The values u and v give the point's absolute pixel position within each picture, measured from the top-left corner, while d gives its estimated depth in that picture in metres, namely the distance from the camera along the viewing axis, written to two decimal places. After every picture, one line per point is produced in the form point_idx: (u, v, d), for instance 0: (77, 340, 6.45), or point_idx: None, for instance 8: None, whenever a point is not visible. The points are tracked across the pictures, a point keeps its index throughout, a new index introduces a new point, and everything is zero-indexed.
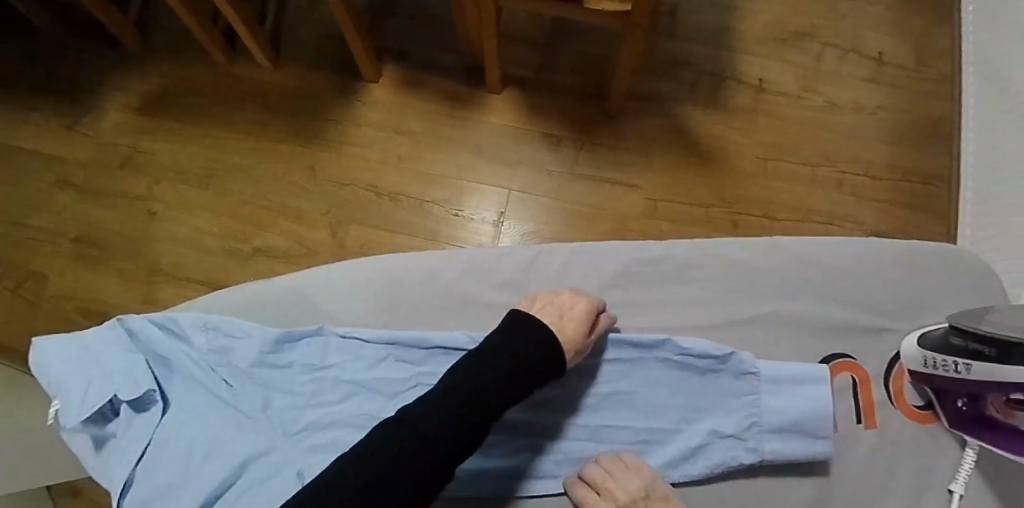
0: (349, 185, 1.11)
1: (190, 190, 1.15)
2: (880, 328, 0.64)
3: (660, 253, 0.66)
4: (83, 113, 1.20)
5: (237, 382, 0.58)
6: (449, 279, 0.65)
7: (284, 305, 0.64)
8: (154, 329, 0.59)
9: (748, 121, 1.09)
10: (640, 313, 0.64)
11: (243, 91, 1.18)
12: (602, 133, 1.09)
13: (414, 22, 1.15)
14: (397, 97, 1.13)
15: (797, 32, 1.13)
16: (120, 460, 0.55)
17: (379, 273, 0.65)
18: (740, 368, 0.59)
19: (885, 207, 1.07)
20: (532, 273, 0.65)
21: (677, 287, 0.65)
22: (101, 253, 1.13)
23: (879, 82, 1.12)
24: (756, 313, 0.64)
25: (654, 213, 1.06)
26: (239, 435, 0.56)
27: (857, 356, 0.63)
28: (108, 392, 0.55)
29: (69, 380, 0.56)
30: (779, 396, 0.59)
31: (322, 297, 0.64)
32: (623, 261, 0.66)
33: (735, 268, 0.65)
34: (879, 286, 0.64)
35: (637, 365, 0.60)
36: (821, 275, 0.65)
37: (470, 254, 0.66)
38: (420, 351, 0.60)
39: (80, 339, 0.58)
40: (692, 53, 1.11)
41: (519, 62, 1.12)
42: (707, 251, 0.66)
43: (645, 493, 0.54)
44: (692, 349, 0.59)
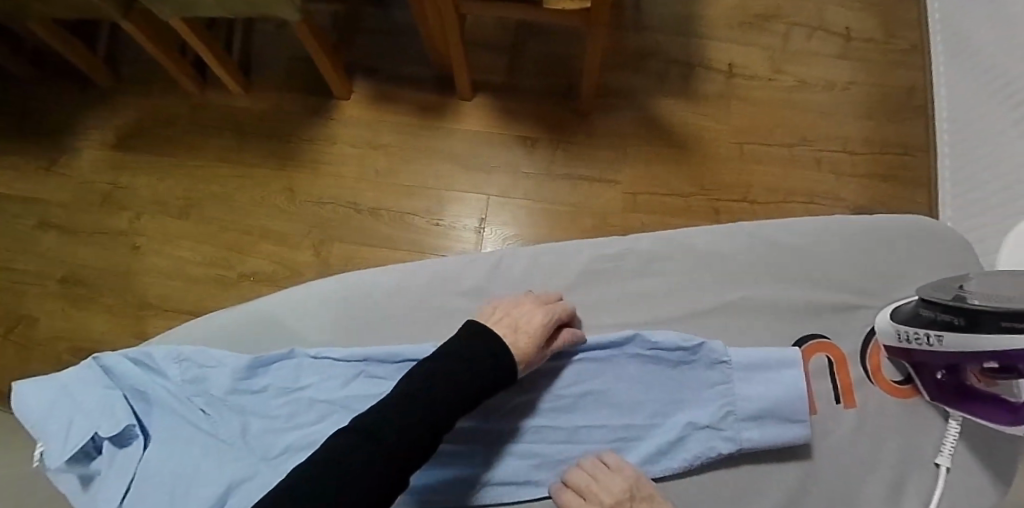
0: (328, 203, 1.11)
1: (171, 221, 1.15)
2: (855, 305, 0.63)
3: (624, 248, 0.66)
4: (59, 154, 1.20)
5: (214, 410, 0.58)
6: (415, 290, 0.65)
7: (255, 330, 0.64)
8: (130, 366, 0.60)
9: (721, 107, 1.09)
10: (613, 309, 0.64)
11: (216, 119, 1.19)
12: (577, 130, 1.09)
13: (381, 36, 1.15)
14: (370, 112, 1.13)
15: (763, 14, 1.13)
16: (106, 498, 0.54)
17: (345, 290, 0.65)
18: (712, 357, 0.59)
19: (865, 181, 1.06)
20: (497, 278, 0.66)
21: (644, 281, 0.65)
22: (88, 292, 1.13)
23: (848, 57, 1.12)
24: (727, 300, 0.64)
25: (635, 206, 1.05)
26: (219, 463, 0.56)
27: (832, 336, 0.63)
28: (88, 429, 0.55)
29: (47, 422, 0.56)
30: (751, 382, 0.59)
31: (291, 319, 0.65)
32: (586, 258, 0.66)
33: (700, 256, 0.65)
34: (844, 263, 0.65)
35: (608, 363, 0.60)
36: (785, 258, 0.65)
37: (434, 265, 0.66)
38: (392, 365, 0.60)
39: (57, 380, 0.58)
40: (659, 44, 1.11)
41: (488, 67, 1.12)
42: (672, 242, 0.66)
43: (630, 492, 0.53)
44: (661, 342, 0.60)
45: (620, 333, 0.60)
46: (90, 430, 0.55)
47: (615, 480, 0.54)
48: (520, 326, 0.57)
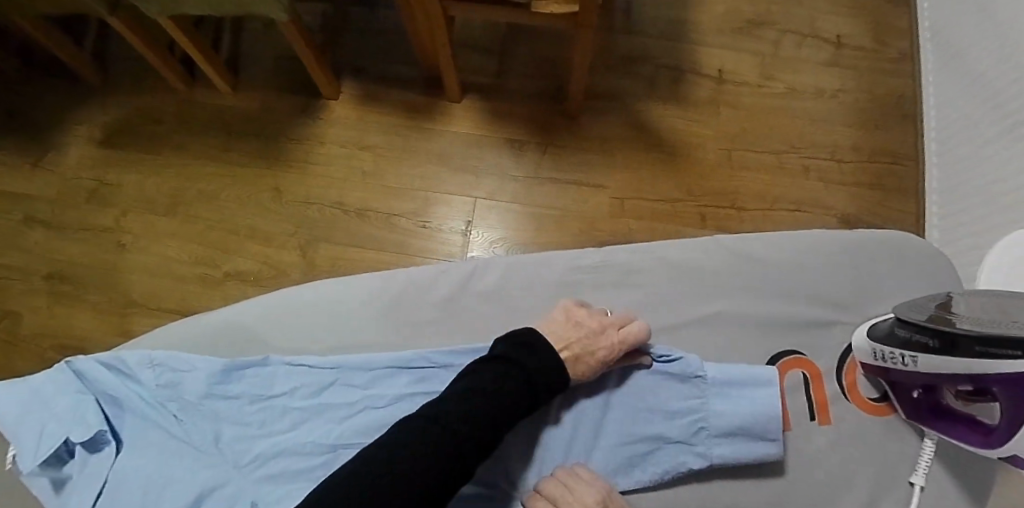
0: (315, 204, 1.11)
1: (158, 219, 1.15)
2: (834, 321, 0.63)
3: (597, 260, 0.66)
4: (46, 149, 1.20)
5: (187, 416, 0.58)
6: (389, 298, 0.65)
7: (228, 337, 0.64)
8: (102, 369, 0.59)
9: (710, 112, 1.09)
10: None
11: (204, 117, 1.18)
12: (566, 134, 1.08)
13: (370, 37, 1.15)
14: (358, 112, 1.12)
15: (754, 20, 1.13)
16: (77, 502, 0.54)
17: (320, 297, 0.65)
18: (688, 371, 0.59)
19: (854, 189, 1.06)
20: (472, 288, 0.65)
21: (619, 293, 0.65)
22: (73, 289, 1.14)
23: (839, 65, 1.12)
24: (705, 313, 0.64)
25: (623, 211, 1.05)
26: (191, 469, 0.56)
27: (808, 352, 0.63)
28: (59, 434, 0.55)
29: (17, 426, 0.55)
30: (725, 399, 0.59)
31: (265, 326, 0.64)
32: (561, 269, 0.66)
33: (676, 269, 0.65)
34: (820, 278, 0.65)
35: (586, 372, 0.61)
36: (762, 272, 0.65)
37: (408, 274, 0.66)
38: (366, 373, 0.60)
39: (28, 383, 0.58)
40: (649, 48, 1.11)
41: (477, 69, 1.11)
42: (649, 254, 0.66)
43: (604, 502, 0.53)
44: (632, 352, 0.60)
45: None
46: (61, 435, 0.55)
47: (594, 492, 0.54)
48: (585, 353, 0.58)
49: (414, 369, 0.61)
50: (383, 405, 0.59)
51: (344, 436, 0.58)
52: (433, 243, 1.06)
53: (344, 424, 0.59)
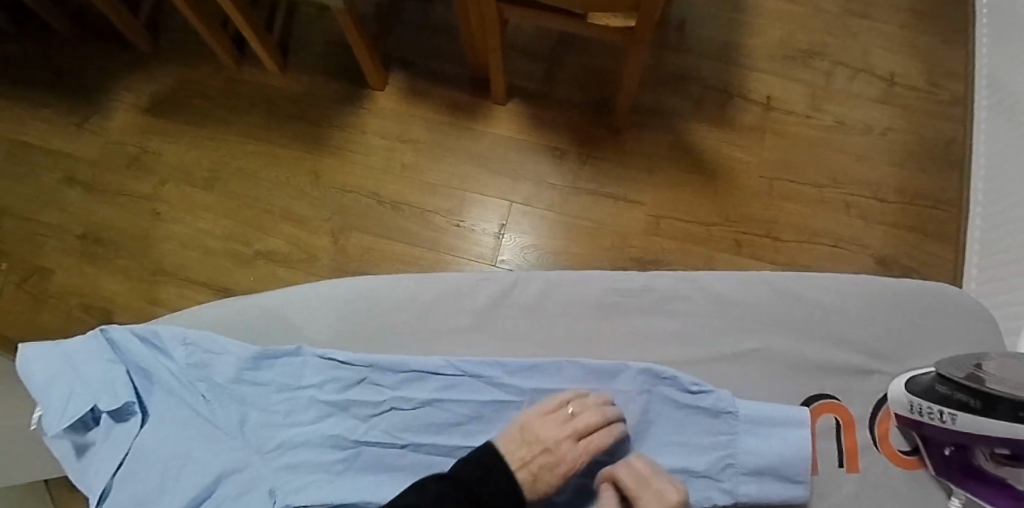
0: (351, 192, 1.11)
1: (195, 192, 1.17)
2: (871, 370, 0.63)
3: (641, 283, 0.65)
4: (92, 112, 1.23)
5: (215, 398, 0.59)
6: (427, 300, 0.65)
7: (265, 322, 0.64)
8: (135, 341, 0.60)
9: (755, 138, 1.08)
10: (628, 347, 0.64)
11: (248, 95, 1.19)
12: (608, 146, 1.08)
13: (421, 31, 1.15)
14: (402, 105, 1.13)
15: (806, 49, 1.12)
16: (98, 469, 0.56)
17: (358, 292, 0.65)
18: (720, 406, 0.59)
19: (892, 231, 1.05)
20: (513, 299, 0.65)
21: (659, 319, 0.64)
22: (107, 252, 1.17)
23: (889, 103, 1.10)
24: (739, 349, 0.63)
25: (657, 229, 1.05)
26: (214, 450, 0.57)
27: (843, 398, 0.62)
28: (87, 401, 0.57)
29: (47, 389, 0.57)
30: (756, 436, 0.58)
31: (302, 315, 0.65)
32: (603, 289, 0.65)
33: (717, 301, 0.65)
34: (862, 325, 0.64)
35: (619, 397, 0.60)
36: (806, 312, 0.64)
37: (449, 277, 0.66)
38: (397, 374, 0.60)
39: (63, 347, 0.59)
40: (699, 68, 1.10)
41: (525, 73, 1.11)
42: (694, 282, 0.65)
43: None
44: (668, 376, 0.60)
45: (630, 365, 0.60)
46: (89, 402, 0.57)
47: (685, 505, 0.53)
48: (542, 471, 0.55)
49: (446, 377, 0.60)
50: (410, 408, 0.60)
51: (369, 434, 0.59)
52: (464, 242, 1.07)
53: (369, 423, 0.59)
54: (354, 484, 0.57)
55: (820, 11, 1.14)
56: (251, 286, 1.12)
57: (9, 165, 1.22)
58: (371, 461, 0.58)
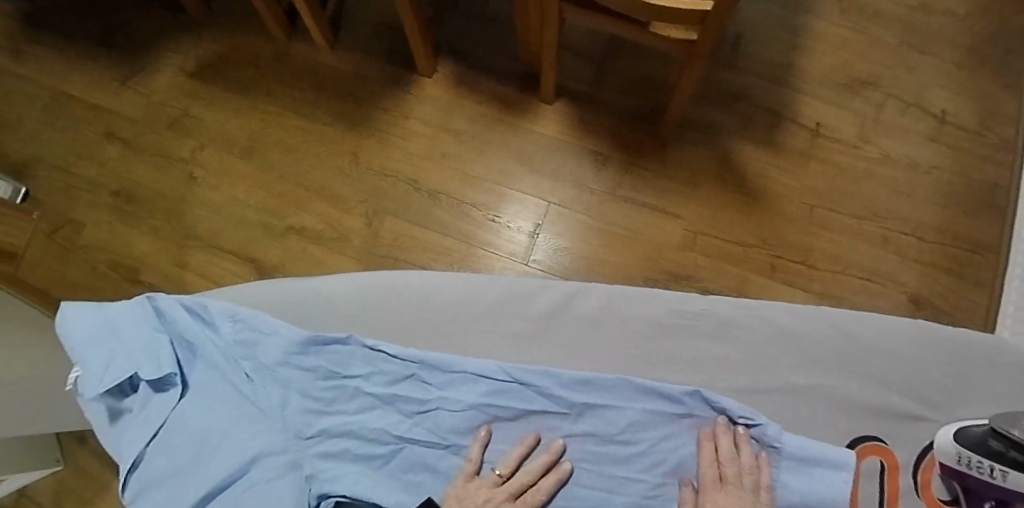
0: (389, 176, 1.11)
1: (232, 160, 1.17)
2: (918, 416, 0.63)
3: (700, 307, 0.66)
4: (137, 70, 1.23)
5: (258, 378, 0.62)
6: (488, 303, 0.67)
7: (327, 307, 0.67)
8: (183, 313, 0.63)
9: (800, 164, 1.07)
10: (678, 368, 0.65)
11: (295, 69, 1.19)
12: (651, 156, 1.08)
13: (475, 22, 1.14)
14: (449, 94, 1.12)
15: (860, 79, 1.11)
16: (136, 436, 0.60)
17: (423, 286, 0.67)
18: (760, 441, 0.60)
19: (930, 270, 1.04)
20: (571, 308, 0.67)
21: (711, 344, 0.65)
22: (139, 211, 1.17)
23: (939, 141, 1.09)
24: (782, 383, 0.64)
25: (693, 245, 1.04)
26: (254, 431, 0.60)
27: (890, 442, 0.62)
28: (129, 367, 0.60)
29: (89, 351, 0.60)
30: (797, 474, 0.59)
31: (367, 303, 0.67)
32: (662, 309, 0.67)
33: (770, 331, 0.65)
34: (912, 369, 0.64)
35: (666, 421, 0.61)
36: (852, 351, 0.65)
37: (511, 281, 0.68)
38: (446, 374, 0.62)
39: (107, 312, 0.62)
40: (750, 87, 1.10)
41: (575, 75, 1.11)
42: (746, 309, 0.66)
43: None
44: (720, 404, 0.61)
45: (682, 388, 0.61)
46: (130, 369, 0.59)
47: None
48: None
49: (496, 382, 0.62)
50: (455, 410, 0.62)
51: (411, 430, 0.61)
52: (498, 238, 1.07)
53: (413, 419, 0.61)
54: (392, 480, 0.60)
55: (878, 41, 1.12)
56: (280, 260, 1.12)
57: (51, 115, 1.23)
58: (412, 459, 0.61)
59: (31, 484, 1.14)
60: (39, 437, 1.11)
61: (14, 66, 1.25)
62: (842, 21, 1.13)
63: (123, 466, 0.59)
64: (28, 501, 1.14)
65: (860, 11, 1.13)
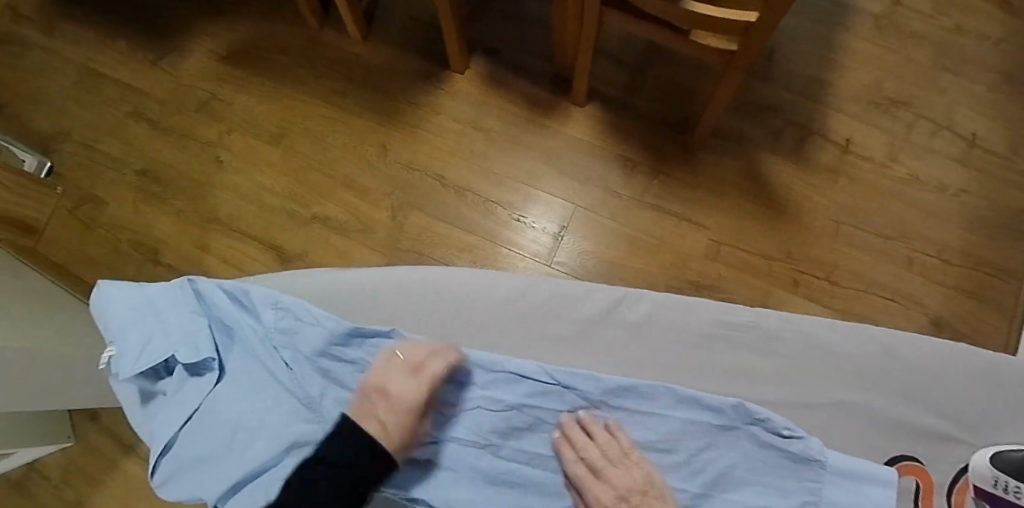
0: (416, 170, 1.11)
1: (259, 145, 1.17)
2: (953, 438, 0.65)
3: (744, 319, 0.69)
4: (168, 51, 1.23)
5: (298, 367, 0.63)
6: (538, 306, 0.71)
7: (382, 300, 0.70)
8: (223, 297, 0.65)
9: (828, 180, 1.07)
10: (713, 379, 0.68)
11: (327, 58, 1.19)
12: (679, 164, 1.08)
13: (510, 21, 1.14)
14: (480, 92, 1.13)
15: (892, 99, 1.11)
16: (169, 419, 0.60)
17: (474, 286, 0.71)
18: (808, 453, 0.61)
19: (953, 293, 1.04)
20: (611, 314, 0.70)
21: (745, 357, 0.68)
22: (163, 192, 1.18)
23: (967, 165, 1.08)
24: (816, 399, 0.66)
25: (717, 255, 1.05)
26: (293, 421, 0.60)
27: (926, 462, 0.64)
28: (167, 350, 0.61)
29: (125, 332, 0.61)
30: (841, 489, 0.60)
31: (420, 299, 0.71)
32: (705, 320, 0.69)
33: (808, 346, 0.68)
34: (948, 391, 0.66)
35: (708, 432, 0.62)
36: (881, 369, 0.67)
37: (554, 285, 0.71)
38: (487, 374, 0.64)
39: (146, 294, 0.63)
40: (781, 101, 1.10)
41: (607, 79, 1.11)
42: (778, 322, 0.69)
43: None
44: (765, 418, 0.62)
45: (726, 400, 0.62)
46: (168, 352, 0.61)
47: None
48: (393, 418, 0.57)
49: (539, 384, 0.64)
50: (496, 409, 0.63)
51: (451, 426, 0.63)
52: (522, 238, 1.07)
53: (452, 416, 0.63)
54: (430, 479, 0.61)
55: (912, 61, 1.12)
56: (303, 249, 1.12)
57: (79, 91, 1.23)
58: (450, 457, 0.62)
59: (41, 458, 1.14)
60: (52, 412, 1.11)
61: (45, 40, 1.26)
62: (877, 39, 1.13)
63: (154, 449, 0.60)
64: (37, 476, 1.14)
65: (896, 30, 1.13)
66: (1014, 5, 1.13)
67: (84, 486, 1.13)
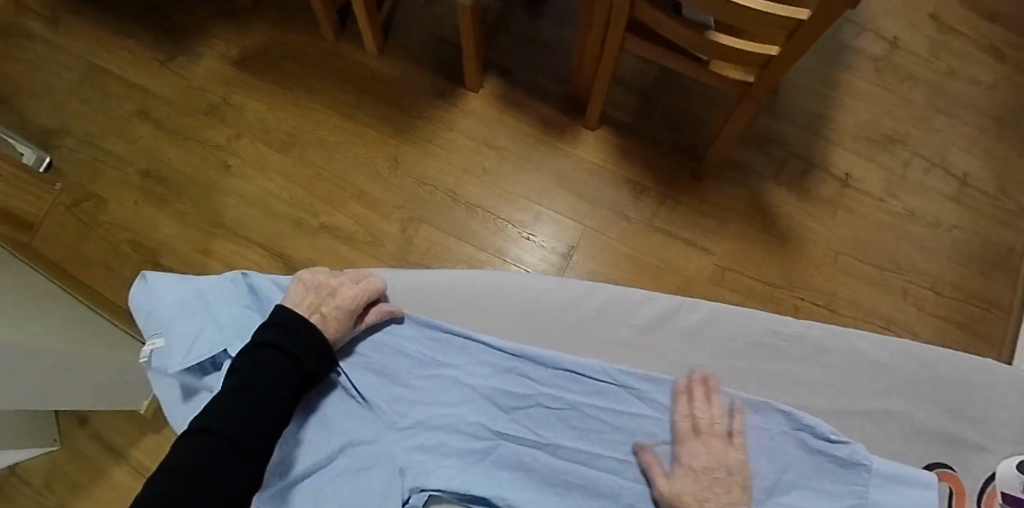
0: (427, 184, 1.12)
1: (270, 152, 1.17)
2: (985, 448, 0.66)
3: (794, 330, 0.70)
4: (179, 53, 1.23)
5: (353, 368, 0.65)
6: (597, 309, 0.71)
7: (442, 296, 0.72)
8: (276, 292, 0.66)
9: (828, 212, 1.11)
10: (768, 385, 0.69)
11: (342, 69, 1.19)
12: (687, 190, 1.10)
13: (525, 43, 1.16)
14: (494, 111, 1.14)
15: (889, 136, 1.15)
16: None
17: (534, 285, 0.72)
18: (853, 458, 0.62)
19: (944, 326, 1.08)
20: (674, 320, 0.71)
21: (798, 365, 0.69)
22: (166, 192, 1.17)
23: (959, 202, 1.13)
24: (861, 408, 0.68)
25: (722, 280, 1.07)
26: (352, 420, 0.64)
27: (959, 469, 0.66)
28: (219, 344, 0.63)
29: (178, 324, 0.64)
30: (887, 492, 0.61)
31: (478, 296, 0.72)
32: (760, 329, 0.70)
33: (855, 358, 0.69)
34: (988, 403, 0.67)
35: (756, 436, 0.64)
36: (927, 380, 0.68)
37: (618, 289, 0.72)
38: (547, 370, 0.66)
39: (200, 287, 0.66)
40: (785, 133, 1.13)
41: (619, 104, 1.13)
42: (834, 334, 0.70)
43: (704, 497, 0.59)
44: (811, 426, 0.63)
45: (776, 406, 0.64)
46: (220, 345, 0.62)
47: (728, 489, 0.60)
48: (332, 311, 0.62)
49: (597, 382, 0.66)
50: (557, 408, 0.65)
51: (508, 424, 0.64)
52: (531, 257, 1.08)
53: (511, 414, 0.65)
54: (489, 477, 0.62)
55: (909, 102, 1.17)
56: (309, 257, 1.12)
57: (84, 88, 1.22)
58: (507, 455, 0.63)
59: (22, 462, 1.10)
60: (38, 415, 1.08)
61: (51, 35, 1.24)
62: (876, 79, 1.17)
63: None
64: (18, 480, 1.10)
65: (894, 71, 1.18)
66: (1003, 52, 1.19)
67: (68, 492, 1.10)
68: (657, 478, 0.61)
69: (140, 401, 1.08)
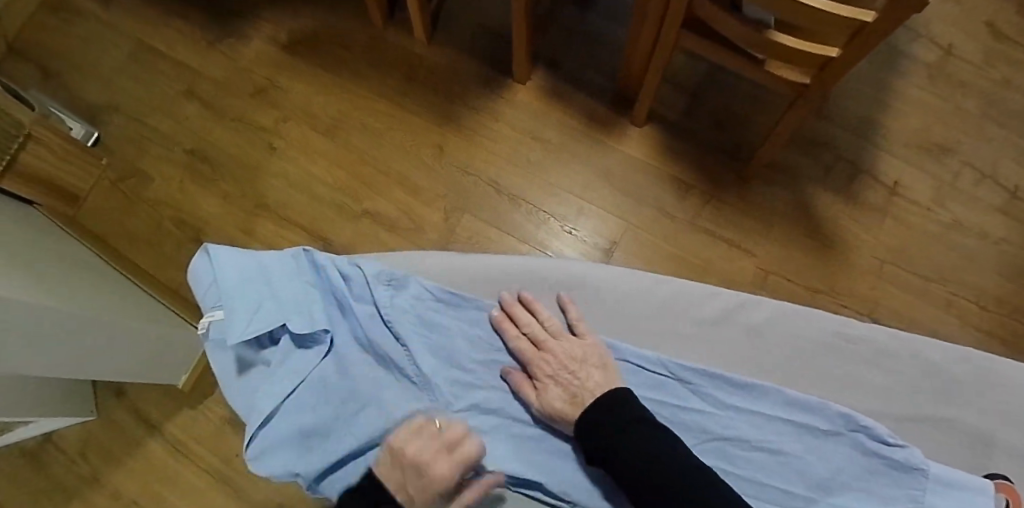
0: (471, 174, 1.13)
1: (315, 136, 1.18)
2: None
3: (861, 333, 0.70)
4: (227, 34, 1.23)
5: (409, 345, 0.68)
6: (662, 301, 0.72)
7: (505, 283, 0.73)
8: (334, 269, 0.69)
9: (875, 219, 1.09)
10: (828, 387, 0.70)
11: (390, 57, 1.19)
12: (733, 191, 1.10)
13: (574, 37, 1.16)
14: (540, 103, 1.14)
15: (938, 144, 1.13)
16: (270, 390, 0.65)
17: (599, 276, 0.73)
18: (910, 462, 0.62)
19: (986, 339, 1.07)
20: (739, 317, 0.71)
21: (861, 369, 0.70)
22: (210, 171, 1.18)
23: (1009, 214, 1.10)
24: (917, 414, 0.68)
25: (763, 283, 1.07)
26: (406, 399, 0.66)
27: (1016, 480, 0.67)
28: (280, 318, 0.65)
29: (240, 297, 0.65)
30: (942, 497, 0.62)
31: (543, 284, 0.73)
32: (825, 331, 0.71)
33: (918, 363, 0.69)
34: None
35: (812, 436, 0.65)
36: (989, 390, 0.68)
37: (685, 283, 0.72)
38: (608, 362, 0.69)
39: (259, 261, 0.67)
40: (834, 138, 1.12)
41: (666, 102, 1.13)
42: (899, 340, 0.70)
43: (573, 396, 0.65)
44: (870, 429, 0.63)
45: (836, 408, 0.64)
46: (281, 320, 0.65)
47: (587, 374, 0.65)
48: (417, 492, 0.58)
49: (655, 375, 0.68)
50: None
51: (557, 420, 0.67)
52: (571, 251, 1.09)
53: None
54: (546, 463, 0.66)
55: (962, 111, 1.15)
56: (351, 241, 1.13)
57: (133, 65, 1.23)
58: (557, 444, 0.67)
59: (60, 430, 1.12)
60: (77, 384, 1.09)
61: (102, 12, 1.25)
62: (928, 86, 1.15)
63: (252, 422, 0.64)
64: (53, 447, 1.12)
65: (947, 79, 1.16)
66: None
67: (101, 461, 1.11)
68: (530, 396, 0.66)
69: (178, 378, 1.07)
